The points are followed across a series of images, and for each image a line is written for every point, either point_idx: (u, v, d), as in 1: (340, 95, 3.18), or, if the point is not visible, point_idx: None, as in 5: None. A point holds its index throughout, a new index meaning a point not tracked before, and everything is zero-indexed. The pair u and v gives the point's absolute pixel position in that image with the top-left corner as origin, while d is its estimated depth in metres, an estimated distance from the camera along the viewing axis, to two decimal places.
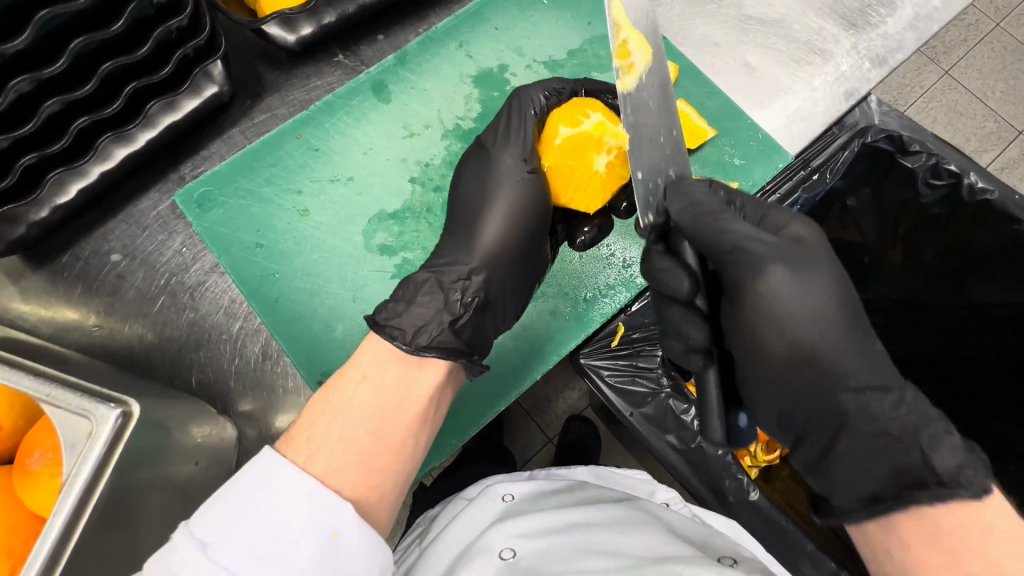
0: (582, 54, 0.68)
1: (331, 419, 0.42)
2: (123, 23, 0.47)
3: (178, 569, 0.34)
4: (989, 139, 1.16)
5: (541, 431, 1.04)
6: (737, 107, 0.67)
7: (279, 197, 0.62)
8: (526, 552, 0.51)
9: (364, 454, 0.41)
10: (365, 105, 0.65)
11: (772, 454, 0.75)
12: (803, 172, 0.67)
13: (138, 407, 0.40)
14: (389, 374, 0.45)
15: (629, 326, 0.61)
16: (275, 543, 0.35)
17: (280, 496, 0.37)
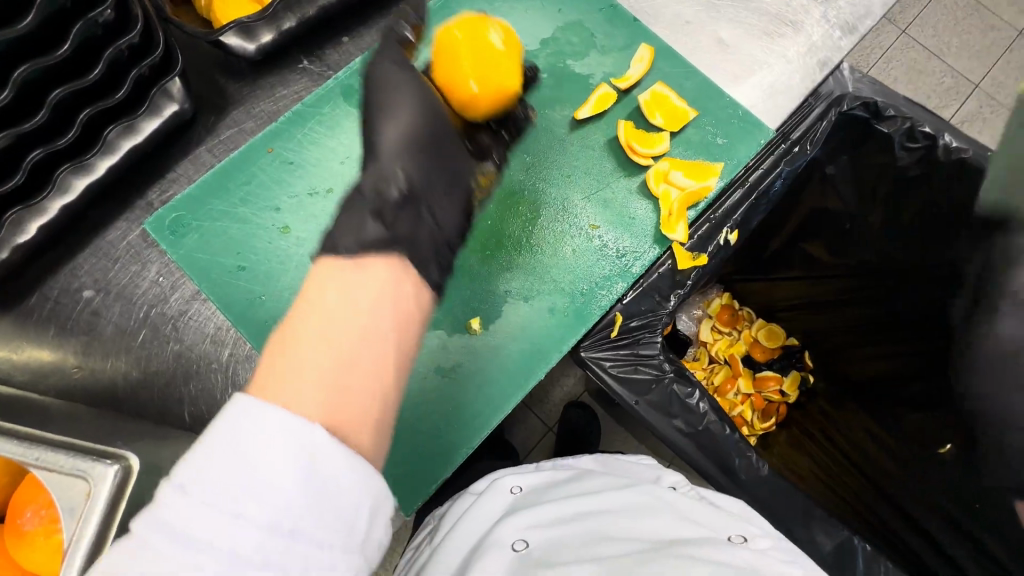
0: (555, 43, 0.66)
1: (293, 345, 0.33)
2: (69, 46, 0.43)
3: (161, 520, 0.27)
4: (948, 94, 1.18)
5: (541, 421, 1.05)
6: (715, 85, 0.66)
7: (258, 216, 0.60)
8: (537, 541, 0.51)
9: (335, 378, 0.32)
10: (337, 113, 0.62)
11: (768, 422, 0.92)
12: (785, 146, 0.65)
13: (137, 459, 0.38)
14: (345, 288, 0.36)
15: (627, 315, 0.60)
16: (253, 476, 0.28)
17: (235, 453, 0.28)
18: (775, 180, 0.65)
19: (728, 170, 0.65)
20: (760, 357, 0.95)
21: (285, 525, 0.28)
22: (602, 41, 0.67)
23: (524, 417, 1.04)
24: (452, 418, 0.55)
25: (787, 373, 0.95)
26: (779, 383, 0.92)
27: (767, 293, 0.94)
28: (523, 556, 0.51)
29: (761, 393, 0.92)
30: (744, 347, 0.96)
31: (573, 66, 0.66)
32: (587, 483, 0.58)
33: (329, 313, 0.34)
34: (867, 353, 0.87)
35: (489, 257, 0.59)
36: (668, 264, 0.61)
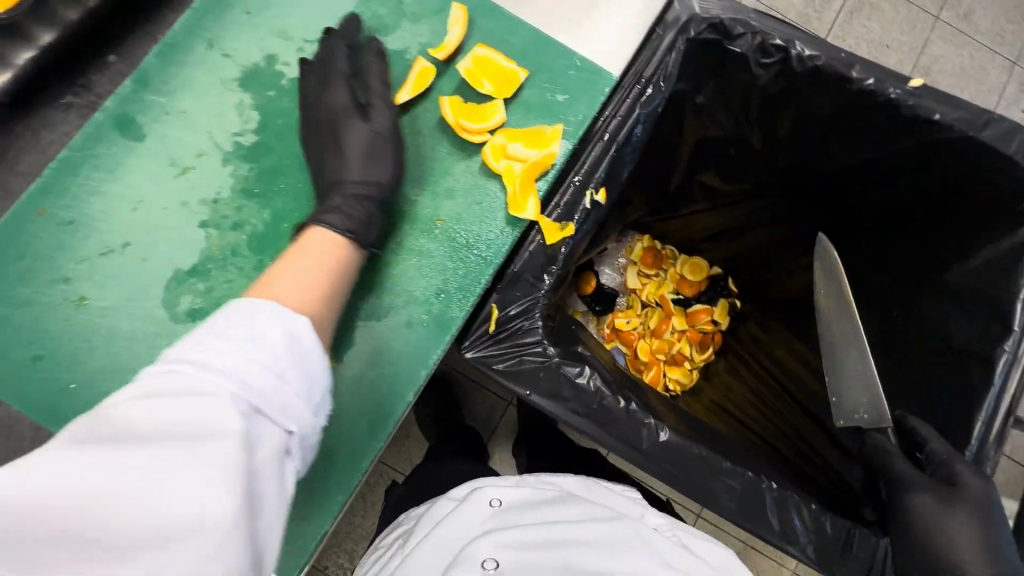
0: (360, 19, 0.58)
1: (280, 278, 0.43)
2: None
3: (162, 386, 0.33)
4: None
5: (499, 397, 1.03)
6: (545, 36, 0.60)
7: (46, 291, 0.50)
8: (511, 565, 0.48)
9: (307, 302, 0.43)
10: (115, 151, 0.53)
11: (706, 353, 0.91)
12: (639, 87, 0.63)
13: None
14: (324, 261, 0.46)
15: (503, 305, 0.58)
16: (251, 354, 0.35)
17: (246, 331, 0.36)
18: (635, 126, 0.63)
19: (574, 130, 0.58)
20: (688, 293, 0.93)
21: (263, 370, 0.35)
22: (412, 7, 0.58)
23: (477, 400, 1.02)
24: (326, 466, 0.50)
25: (717, 303, 0.93)
26: (710, 314, 0.91)
27: (686, 229, 0.91)
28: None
29: (694, 327, 0.90)
30: (672, 286, 0.93)
31: (384, 43, 0.58)
32: (568, 507, 0.55)
33: (305, 268, 0.45)
34: (788, 271, 0.87)
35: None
36: (537, 240, 0.59)
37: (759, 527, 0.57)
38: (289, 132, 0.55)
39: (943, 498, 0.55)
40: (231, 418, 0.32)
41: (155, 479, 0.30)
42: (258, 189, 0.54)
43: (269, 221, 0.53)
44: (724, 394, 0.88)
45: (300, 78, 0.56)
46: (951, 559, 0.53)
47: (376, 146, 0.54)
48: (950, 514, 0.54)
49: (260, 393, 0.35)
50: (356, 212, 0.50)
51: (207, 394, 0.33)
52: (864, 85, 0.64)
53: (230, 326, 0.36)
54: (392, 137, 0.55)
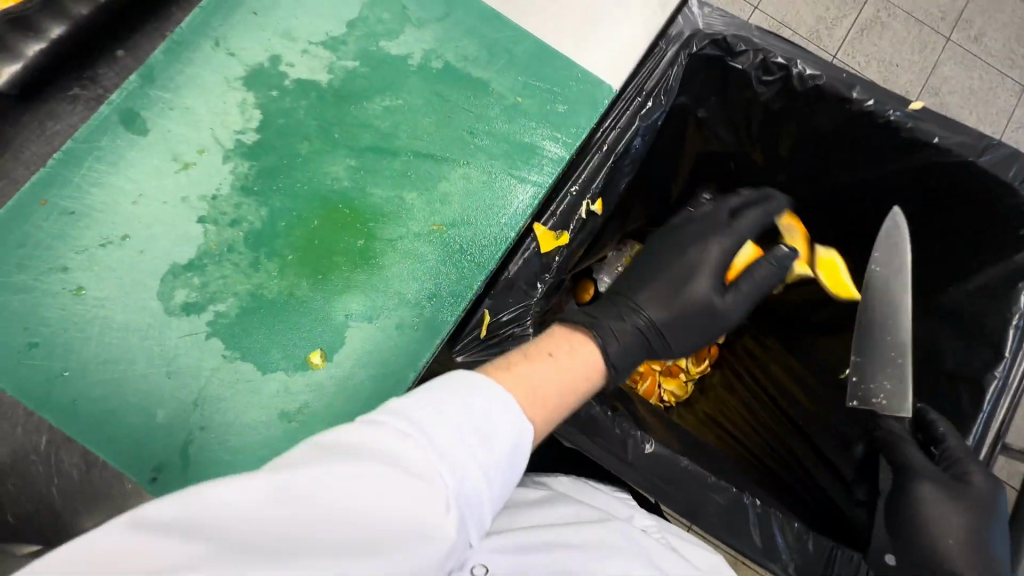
0: (365, 23, 0.58)
1: (529, 367, 0.42)
2: None
3: (381, 450, 0.32)
4: (845, 3, 1.16)
5: None
6: (547, 47, 0.61)
7: (44, 280, 0.51)
8: (502, 569, 0.46)
9: (549, 408, 0.41)
10: (118, 144, 0.54)
11: (702, 365, 0.90)
12: (639, 100, 0.62)
13: None
14: (568, 360, 0.45)
15: (495, 311, 0.57)
16: (482, 452, 0.35)
17: (462, 413, 0.35)
18: (635, 138, 0.63)
19: (572, 140, 0.59)
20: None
21: (485, 469, 0.34)
22: (416, 13, 0.59)
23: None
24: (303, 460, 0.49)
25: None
26: None
27: None
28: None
29: None
30: None
31: (388, 47, 0.58)
32: (556, 511, 0.55)
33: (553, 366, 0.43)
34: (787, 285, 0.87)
35: (320, 281, 0.53)
36: (532, 248, 0.58)
37: (742, 542, 0.57)
38: (290, 131, 0.56)
39: (948, 489, 0.56)
40: (446, 516, 0.31)
41: (344, 530, 0.29)
42: (257, 186, 0.54)
43: (267, 218, 0.54)
44: (719, 407, 0.88)
45: (303, 79, 0.57)
46: (944, 549, 0.55)
47: (692, 321, 0.56)
48: (948, 507, 0.56)
49: (471, 491, 0.34)
50: (626, 334, 0.51)
51: (436, 467, 0.32)
52: (864, 106, 0.64)
53: (464, 412, 0.35)
54: (709, 317, 0.56)
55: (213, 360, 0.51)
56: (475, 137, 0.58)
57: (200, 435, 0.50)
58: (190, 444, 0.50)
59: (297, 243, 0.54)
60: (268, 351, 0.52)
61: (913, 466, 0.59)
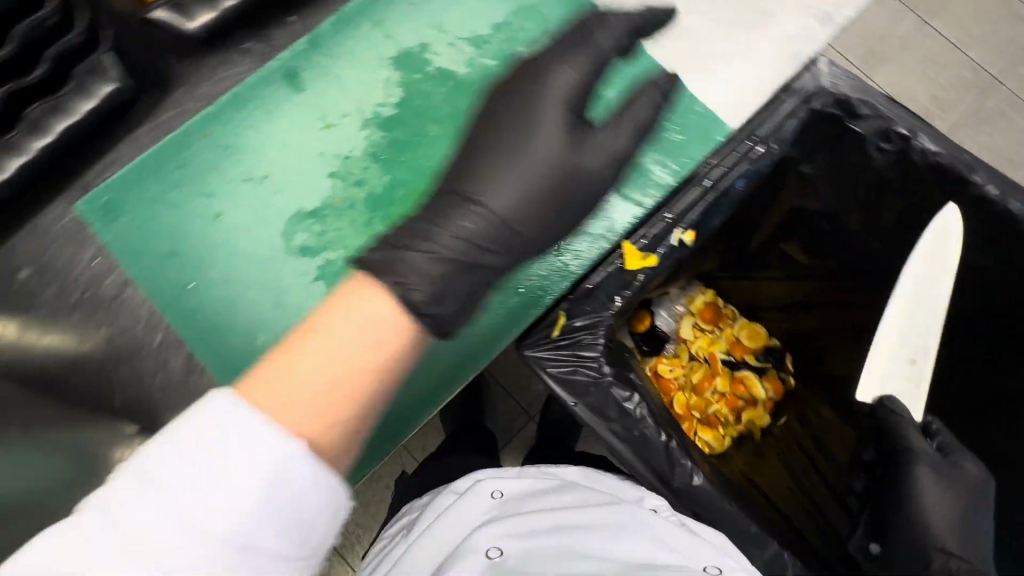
0: (509, 28, 0.63)
1: (292, 367, 0.36)
2: (12, 49, 0.51)
3: (114, 514, 0.33)
4: (967, 88, 1.12)
5: (522, 410, 1.05)
6: (673, 79, 0.63)
7: (192, 201, 0.58)
8: (512, 551, 0.52)
9: (322, 395, 0.36)
10: (276, 97, 0.61)
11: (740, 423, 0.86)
12: (748, 143, 0.63)
13: None
14: (355, 345, 0.38)
15: (571, 314, 0.60)
16: (201, 508, 0.33)
17: (177, 455, 0.34)
18: (736, 180, 0.63)
19: (679, 169, 0.62)
20: (739, 357, 0.89)
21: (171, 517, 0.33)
22: (557, 27, 0.64)
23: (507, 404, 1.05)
24: (390, 407, 0.55)
25: (766, 374, 0.89)
26: (756, 385, 0.86)
27: (754, 293, 0.90)
28: (496, 565, 0.52)
29: (734, 392, 0.86)
30: (723, 345, 0.88)
31: (525, 52, 0.63)
32: (566, 496, 0.57)
33: (328, 354, 0.37)
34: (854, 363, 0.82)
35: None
36: (617, 264, 0.60)
37: None
38: (423, 113, 0.61)
39: (942, 472, 0.60)
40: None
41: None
42: (385, 156, 0.60)
43: (387, 186, 0.59)
44: (754, 472, 0.85)
45: (444, 68, 0.62)
46: (929, 520, 0.58)
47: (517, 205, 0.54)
48: (942, 485, 0.60)
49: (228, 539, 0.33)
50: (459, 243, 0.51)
51: (183, 502, 0.33)
52: (986, 191, 0.63)
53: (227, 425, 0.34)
54: (497, 225, 0.53)
55: (315, 300, 0.56)
56: None
57: None
58: None
59: (408, 213, 0.58)
60: None
61: (921, 453, 0.60)
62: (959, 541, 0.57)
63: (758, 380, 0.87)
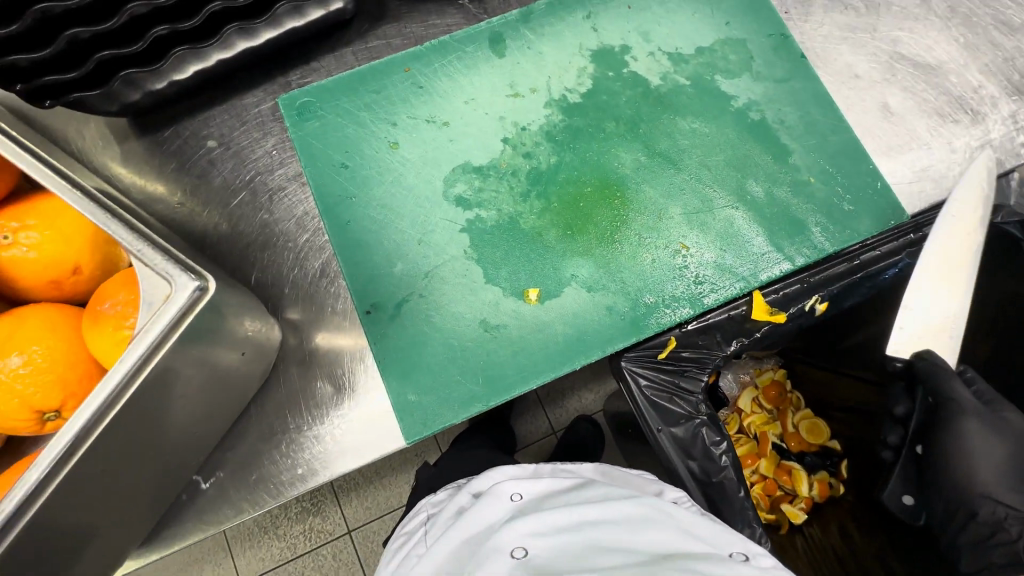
0: (711, 54, 0.64)
1: None
2: None
3: None
4: None
5: (547, 419, 1.06)
6: (861, 150, 0.62)
7: (374, 124, 0.62)
8: (540, 551, 0.49)
9: None
10: (478, 55, 0.64)
11: (773, 512, 0.79)
12: (913, 235, 0.60)
13: (214, 284, 0.43)
14: None
15: (681, 343, 0.58)
16: None
17: None
18: (889, 267, 0.60)
19: (839, 239, 0.60)
20: (791, 446, 0.81)
21: None
22: (759, 66, 0.64)
23: (535, 410, 1.05)
24: (490, 367, 0.56)
25: (814, 474, 0.79)
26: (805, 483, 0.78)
27: (827, 386, 0.79)
28: (521, 565, 0.48)
29: (775, 480, 0.79)
30: (778, 429, 0.82)
31: (721, 82, 0.63)
32: (587, 492, 0.56)
33: None
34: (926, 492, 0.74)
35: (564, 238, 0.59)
36: (743, 309, 0.59)
37: None
38: (606, 108, 0.62)
39: (987, 419, 0.56)
40: None
41: None
42: (559, 137, 0.61)
43: (553, 166, 0.61)
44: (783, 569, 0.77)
45: (638, 73, 0.63)
46: (971, 474, 0.55)
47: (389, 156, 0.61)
48: (992, 439, 0.55)
49: None
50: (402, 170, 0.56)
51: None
52: None
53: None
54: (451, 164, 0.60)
55: (455, 249, 0.59)
56: (755, 191, 0.61)
57: (416, 299, 0.58)
58: (406, 301, 0.58)
59: (565, 198, 0.60)
60: (497, 266, 0.58)
61: (958, 407, 0.56)
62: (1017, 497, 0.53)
63: (807, 476, 0.78)
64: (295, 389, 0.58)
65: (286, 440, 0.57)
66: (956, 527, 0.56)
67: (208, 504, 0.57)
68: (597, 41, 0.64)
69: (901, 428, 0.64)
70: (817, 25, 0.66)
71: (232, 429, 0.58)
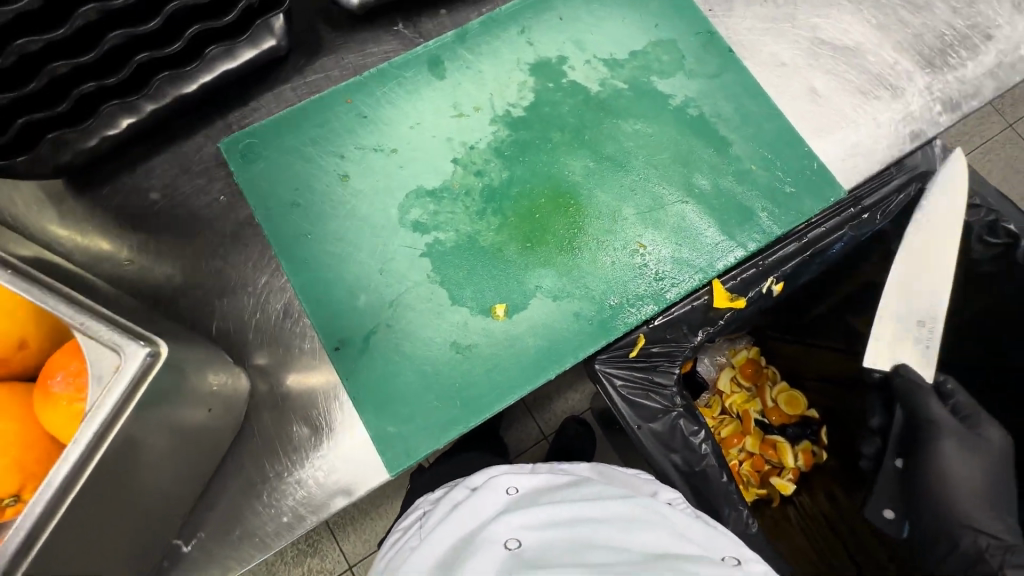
0: (644, 57, 0.66)
1: None
2: (233, 16, 0.54)
3: None
4: None
5: (537, 426, 1.06)
6: (796, 134, 0.65)
7: (322, 158, 0.62)
8: (531, 543, 0.50)
9: None
10: (418, 79, 0.64)
11: (763, 487, 0.80)
12: (854, 210, 0.65)
13: (166, 348, 0.42)
14: None
15: (650, 339, 0.60)
16: None
17: None
18: (836, 240, 0.65)
19: (786, 220, 0.62)
20: (773, 420, 0.83)
21: None
22: (691, 64, 0.66)
23: (523, 419, 1.05)
24: (466, 387, 0.56)
25: (798, 445, 0.81)
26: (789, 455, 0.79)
27: (797, 358, 0.82)
28: (514, 556, 0.49)
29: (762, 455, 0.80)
30: (758, 406, 0.84)
31: (657, 83, 0.65)
32: (583, 489, 0.56)
33: None
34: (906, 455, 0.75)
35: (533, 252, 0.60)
36: (705, 299, 0.61)
37: None
38: (550, 120, 0.64)
39: (967, 442, 0.64)
40: None
41: None
42: (508, 152, 0.62)
43: (505, 181, 0.61)
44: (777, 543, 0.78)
45: (577, 82, 0.65)
46: (950, 491, 0.62)
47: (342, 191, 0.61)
48: (968, 457, 0.63)
49: None
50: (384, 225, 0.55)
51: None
52: None
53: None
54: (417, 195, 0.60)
55: (418, 275, 0.59)
56: (702, 184, 0.63)
57: (384, 329, 0.57)
58: (374, 333, 0.57)
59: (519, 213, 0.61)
60: (462, 286, 0.58)
61: (936, 428, 0.65)
62: (997, 523, 0.61)
63: (791, 447, 0.80)
64: (266, 434, 0.57)
65: (267, 489, 0.56)
66: (937, 550, 0.63)
67: (193, 566, 0.55)
68: (535, 56, 0.65)
69: (879, 440, 0.73)
70: (739, 19, 0.69)
71: (213, 481, 0.56)
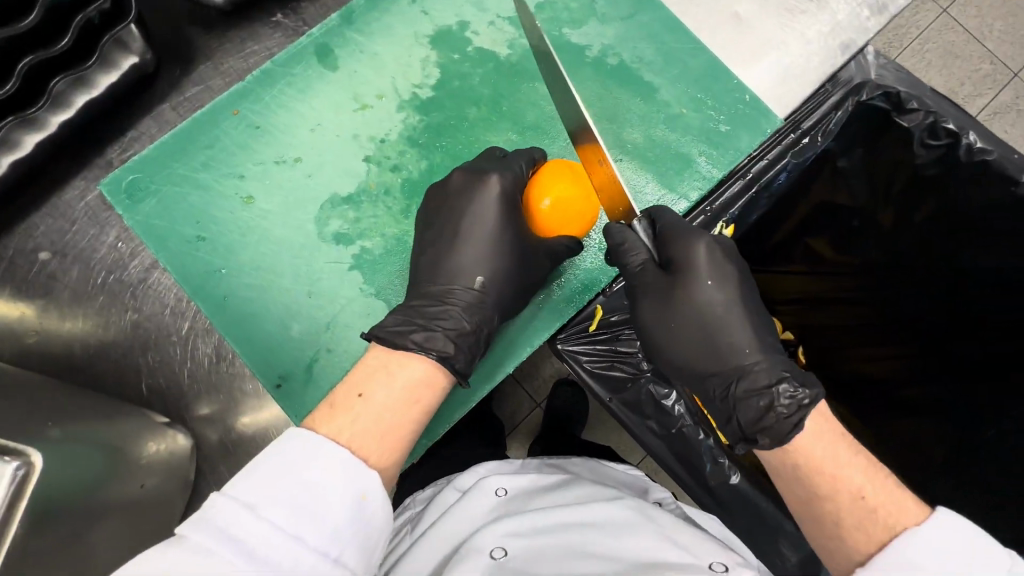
0: (552, 8, 0.61)
1: None
2: (69, 39, 0.48)
3: None
4: (983, 83, 1.01)
5: (529, 396, 0.99)
6: (723, 66, 0.61)
7: (221, 183, 0.56)
8: (517, 551, 0.48)
9: None
10: (309, 74, 0.58)
11: None
12: (794, 135, 0.60)
13: (40, 456, 0.33)
14: None
15: (608, 309, 0.57)
16: None
17: None
18: (779, 173, 0.60)
19: (724, 161, 0.60)
20: None
21: None
22: (603, 8, 0.61)
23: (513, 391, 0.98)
24: None
25: None
26: None
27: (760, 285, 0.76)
28: (501, 566, 0.47)
29: None
30: None
31: (570, 35, 0.60)
32: (571, 495, 0.55)
33: None
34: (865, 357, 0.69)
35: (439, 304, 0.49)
36: None
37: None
38: (461, 95, 0.58)
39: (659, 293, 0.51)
40: None
41: None
42: (423, 140, 0.57)
43: (424, 172, 0.57)
44: None
45: (484, 49, 0.59)
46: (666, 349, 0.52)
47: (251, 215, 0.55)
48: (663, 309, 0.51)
49: None
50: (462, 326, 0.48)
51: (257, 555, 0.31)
52: None
53: (241, 505, 0.32)
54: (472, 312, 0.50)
55: (350, 291, 0.54)
56: (632, 138, 0.59)
57: (325, 356, 0.53)
58: (315, 361, 0.53)
59: (428, 206, 0.53)
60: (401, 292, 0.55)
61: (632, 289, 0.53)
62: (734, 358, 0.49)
63: None
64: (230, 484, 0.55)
65: None
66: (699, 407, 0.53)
67: None
68: (435, 25, 0.59)
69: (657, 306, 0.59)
70: None
71: None
